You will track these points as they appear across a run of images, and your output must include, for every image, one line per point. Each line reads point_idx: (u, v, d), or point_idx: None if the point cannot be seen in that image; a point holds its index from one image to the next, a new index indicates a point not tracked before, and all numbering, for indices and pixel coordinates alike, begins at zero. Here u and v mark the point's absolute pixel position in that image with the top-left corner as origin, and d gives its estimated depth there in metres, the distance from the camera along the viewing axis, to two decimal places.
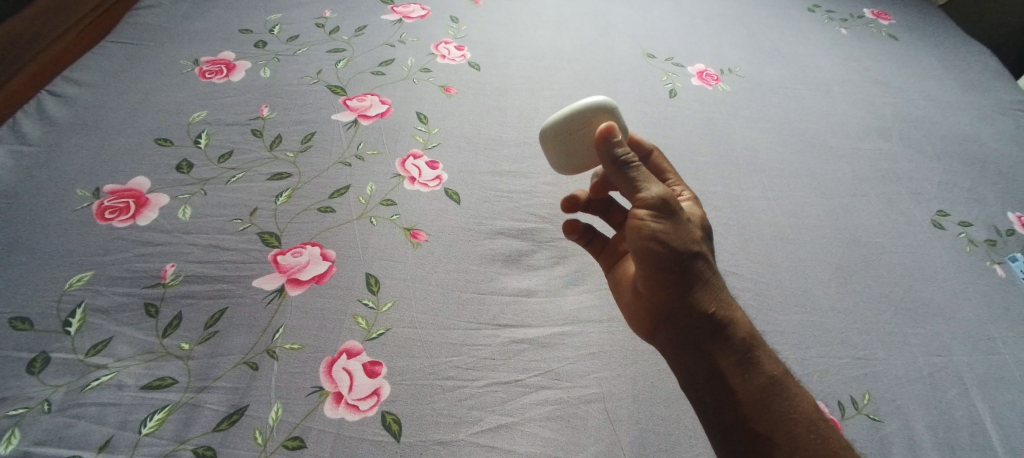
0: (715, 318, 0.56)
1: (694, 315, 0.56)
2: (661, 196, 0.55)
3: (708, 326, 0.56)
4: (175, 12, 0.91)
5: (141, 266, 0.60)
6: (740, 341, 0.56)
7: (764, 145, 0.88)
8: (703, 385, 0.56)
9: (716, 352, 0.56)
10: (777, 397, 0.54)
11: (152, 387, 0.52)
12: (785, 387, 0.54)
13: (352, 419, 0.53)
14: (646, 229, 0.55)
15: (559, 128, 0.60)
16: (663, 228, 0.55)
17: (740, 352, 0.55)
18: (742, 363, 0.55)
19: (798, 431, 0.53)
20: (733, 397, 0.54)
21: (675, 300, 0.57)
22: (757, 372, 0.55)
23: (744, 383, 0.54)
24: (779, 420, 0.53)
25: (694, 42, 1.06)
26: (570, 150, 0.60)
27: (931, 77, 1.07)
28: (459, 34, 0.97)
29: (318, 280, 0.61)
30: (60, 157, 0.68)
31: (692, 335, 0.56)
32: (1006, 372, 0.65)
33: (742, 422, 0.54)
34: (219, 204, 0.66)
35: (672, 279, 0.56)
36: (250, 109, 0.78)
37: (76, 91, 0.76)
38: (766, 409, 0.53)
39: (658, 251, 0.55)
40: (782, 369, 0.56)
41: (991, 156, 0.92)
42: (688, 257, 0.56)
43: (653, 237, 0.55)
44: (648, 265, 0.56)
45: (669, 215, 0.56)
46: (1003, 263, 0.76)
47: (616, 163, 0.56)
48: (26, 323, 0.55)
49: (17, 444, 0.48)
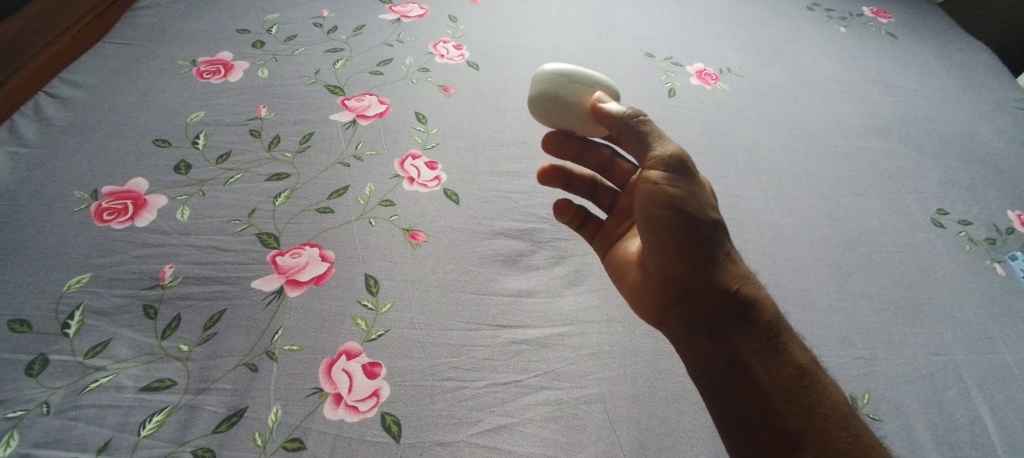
0: (740, 302, 0.57)
1: (715, 291, 0.58)
2: (676, 157, 0.56)
3: (732, 309, 0.57)
4: (173, 12, 0.91)
5: (140, 268, 0.60)
6: (766, 325, 0.57)
7: (764, 144, 0.88)
8: (724, 367, 0.57)
9: (739, 335, 0.57)
10: (803, 385, 0.55)
11: (152, 388, 0.52)
12: (814, 378, 0.56)
13: (352, 420, 0.53)
14: (663, 192, 0.56)
15: (553, 77, 0.60)
16: (681, 193, 0.56)
17: (764, 337, 0.57)
18: (767, 349, 0.56)
19: (824, 417, 0.54)
20: (757, 384, 0.56)
21: (695, 277, 0.58)
22: (786, 361, 0.56)
23: (768, 367, 0.56)
24: (804, 406, 0.54)
25: (693, 41, 1.05)
26: (557, 101, 0.60)
27: (931, 75, 1.07)
28: (457, 33, 0.96)
29: (317, 281, 0.61)
30: (58, 159, 0.68)
31: (713, 317, 0.58)
32: (1005, 372, 0.65)
33: (765, 411, 0.55)
34: (218, 205, 0.66)
35: (690, 251, 0.58)
36: (249, 109, 0.78)
37: (74, 92, 0.76)
38: (791, 398, 0.55)
39: (676, 218, 0.56)
40: (809, 359, 0.57)
41: (990, 155, 0.92)
42: (706, 228, 0.57)
43: (670, 202, 0.56)
44: (664, 232, 0.57)
45: (683, 177, 0.57)
46: (1003, 262, 0.76)
47: (625, 122, 0.57)
48: (25, 325, 0.54)
49: (16, 446, 0.48)
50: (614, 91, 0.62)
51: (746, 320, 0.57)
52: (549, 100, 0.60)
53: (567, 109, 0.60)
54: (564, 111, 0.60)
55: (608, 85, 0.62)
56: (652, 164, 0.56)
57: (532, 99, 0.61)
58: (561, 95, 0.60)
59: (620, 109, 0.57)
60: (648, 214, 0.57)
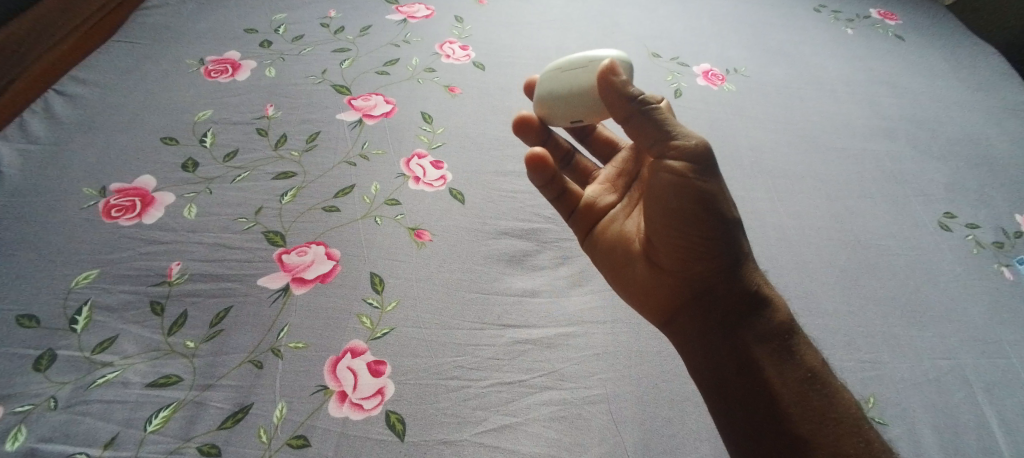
0: (755, 301, 0.56)
1: (732, 291, 0.56)
2: (705, 148, 0.52)
3: (748, 309, 0.56)
4: (181, 12, 0.92)
5: (146, 264, 0.60)
6: (778, 325, 0.55)
7: (770, 146, 0.88)
8: (733, 371, 0.55)
9: (753, 336, 0.55)
10: (816, 389, 0.53)
11: (158, 385, 0.52)
12: (829, 381, 0.54)
13: (356, 418, 0.53)
14: (692, 186, 0.52)
15: (546, 78, 0.61)
16: (708, 185, 0.53)
17: (776, 340, 0.55)
18: (781, 352, 0.54)
19: (836, 422, 0.52)
20: (768, 388, 0.53)
21: (712, 276, 0.56)
22: (795, 363, 0.54)
23: (779, 370, 0.54)
24: (814, 409, 0.52)
25: (699, 43, 1.05)
26: (559, 95, 0.59)
27: (939, 78, 1.07)
28: (463, 34, 0.97)
29: (323, 279, 0.61)
30: (67, 156, 0.69)
31: (725, 318, 0.56)
32: (1013, 376, 0.65)
33: (776, 416, 0.53)
34: (225, 203, 0.67)
35: (712, 251, 0.55)
36: (255, 108, 0.78)
37: (83, 90, 0.76)
38: (804, 405, 0.52)
39: (700, 215, 0.53)
40: (821, 361, 0.55)
41: (997, 158, 0.92)
42: (732, 226, 0.55)
43: (698, 199, 0.53)
44: (687, 230, 0.54)
45: (710, 171, 0.53)
46: (1010, 266, 0.76)
47: (638, 109, 0.51)
48: (33, 321, 0.55)
49: (23, 441, 0.48)
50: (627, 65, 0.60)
51: (761, 321, 0.56)
52: (553, 99, 0.60)
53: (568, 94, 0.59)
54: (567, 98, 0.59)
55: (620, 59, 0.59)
56: (678, 155, 0.51)
57: (540, 103, 0.62)
58: (555, 86, 0.60)
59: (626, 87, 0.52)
60: (667, 209, 0.54)
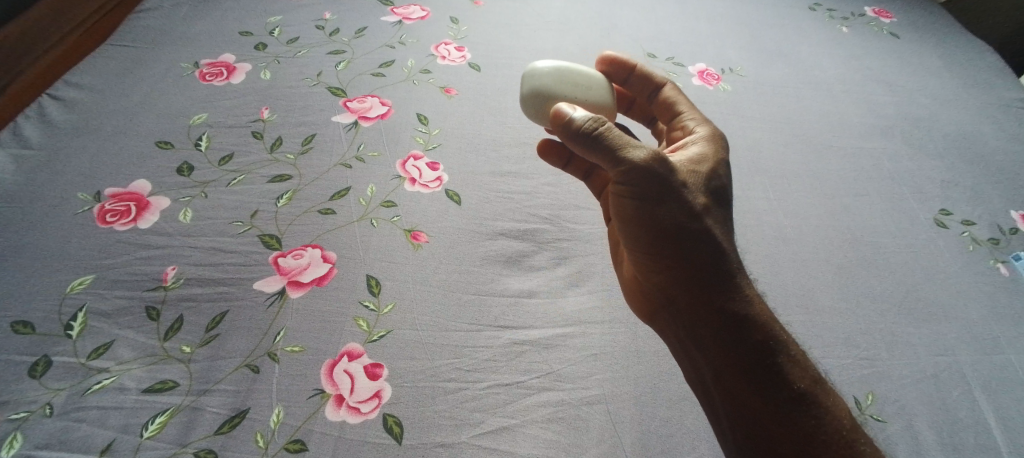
0: (731, 314, 0.53)
1: (701, 305, 0.54)
2: (647, 165, 0.53)
3: (723, 323, 0.53)
4: (175, 15, 0.91)
5: (142, 269, 0.60)
6: (759, 343, 0.53)
7: (766, 145, 0.87)
8: (712, 383, 0.54)
9: (727, 349, 0.53)
10: (802, 408, 0.52)
11: (154, 390, 0.52)
12: (816, 400, 0.52)
13: (353, 421, 0.52)
14: (631, 201, 0.54)
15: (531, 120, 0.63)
16: (650, 199, 0.54)
17: (756, 357, 0.52)
18: (760, 365, 0.52)
19: (820, 442, 0.50)
20: (749, 403, 0.52)
21: (681, 284, 0.55)
22: (780, 385, 0.52)
23: (759, 387, 0.52)
24: (796, 430, 0.51)
25: (694, 42, 1.05)
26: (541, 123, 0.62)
27: (933, 75, 1.07)
28: (458, 35, 0.96)
29: (319, 282, 0.61)
30: (60, 161, 0.68)
31: (700, 329, 0.54)
32: (1010, 373, 0.65)
33: (757, 433, 0.52)
34: (220, 207, 0.66)
35: (675, 263, 0.55)
36: (251, 111, 0.78)
37: (78, 94, 0.76)
38: (786, 423, 0.51)
39: (651, 229, 0.55)
40: (811, 377, 0.53)
41: (993, 155, 0.92)
42: (695, 236, 0.54)
43: (645, 215, 0.54)
44: (644, 242, 0.56)
45: (652, 187, 0.53)
46: (1007, 262, 0.76)
47: (586, 142, 0.53)
48: (28, 327, 0.55)
49: (19, 448, 0.48)
50: (548, 69, 0.61)
51: (734, 335, 0.53)
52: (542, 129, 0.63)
53: (536, 98, 0.60)
54: (533, 102, 0.60)
55: (540, 71, 0.61)
56: (615, 174, 0.54)
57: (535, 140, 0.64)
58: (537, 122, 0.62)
59: (578, 121, 0.53)
60: (625, 221, 0.56)
